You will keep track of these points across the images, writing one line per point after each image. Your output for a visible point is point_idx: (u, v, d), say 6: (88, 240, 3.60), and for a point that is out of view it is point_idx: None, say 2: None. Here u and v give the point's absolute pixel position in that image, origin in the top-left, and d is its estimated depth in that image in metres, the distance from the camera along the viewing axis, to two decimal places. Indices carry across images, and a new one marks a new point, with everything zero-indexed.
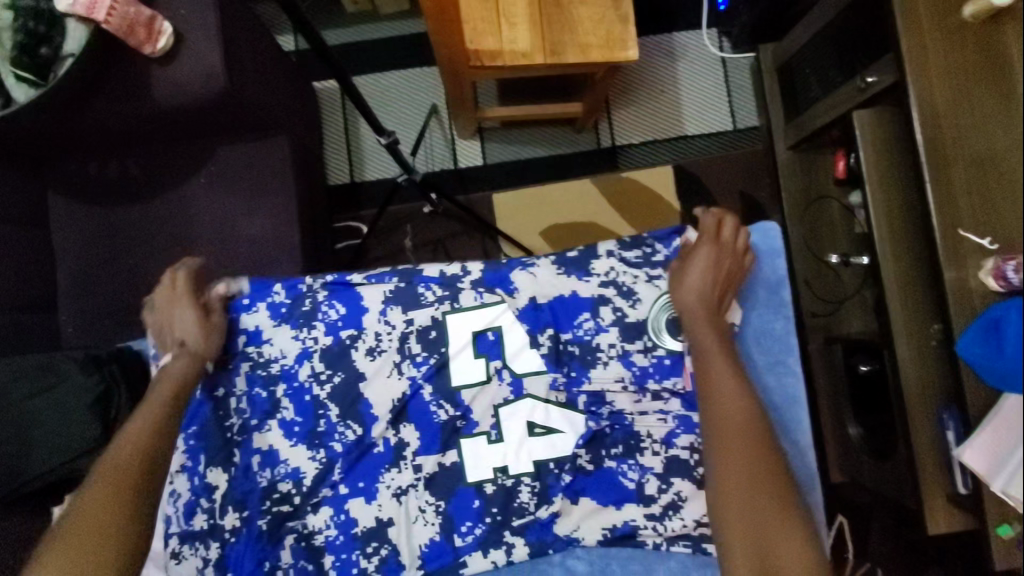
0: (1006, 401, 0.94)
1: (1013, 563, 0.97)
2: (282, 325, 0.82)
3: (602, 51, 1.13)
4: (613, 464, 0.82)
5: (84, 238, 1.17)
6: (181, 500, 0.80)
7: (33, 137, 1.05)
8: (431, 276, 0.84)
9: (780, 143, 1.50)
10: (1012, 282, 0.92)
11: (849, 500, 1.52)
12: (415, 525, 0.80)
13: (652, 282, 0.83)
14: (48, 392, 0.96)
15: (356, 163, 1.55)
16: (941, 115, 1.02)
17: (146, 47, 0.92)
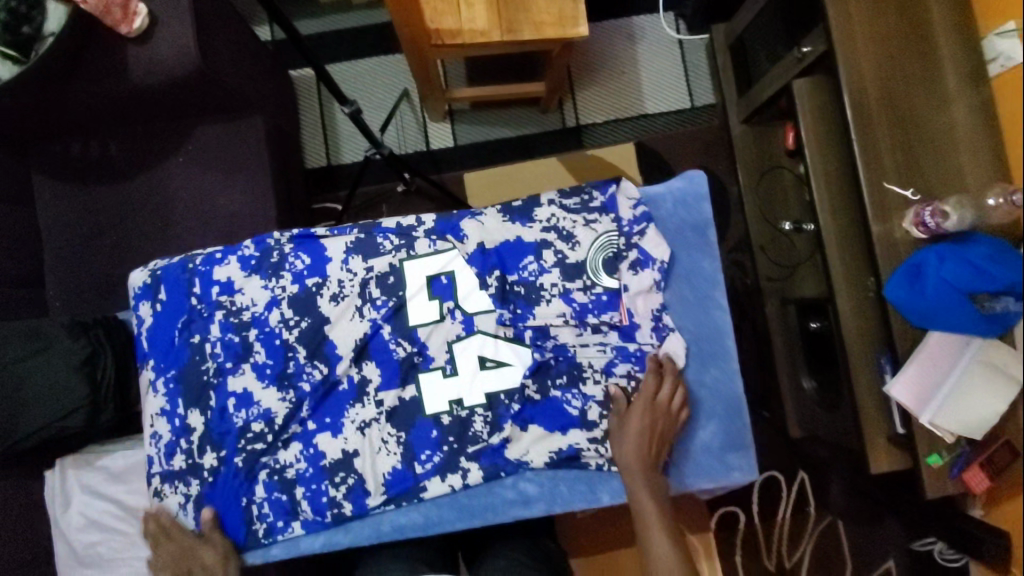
0: (930, 338, 1.03)
1: (944, 491, 1.03)
2: (253, 276, 0.84)
3: (556, 28, 1.20)
4: (558, 394, 0.83)
5: (68, 216, 1.23)
6: (162, 442, 0.82)
7: (19, 118, 1.11)
8: (390, 225, 0.86)
9: (734, 118, 1.58)
10: (930, 228, 1.02)
11: (809, 456, 1.59)
12: (379, 456, 0.82)
13: (590, 225, 0.84)
14: (37, 355, 1.02)
15: (333, 147, 1.59)
16: (867, 79, 1.10)
17: (122, 27, 0.98)
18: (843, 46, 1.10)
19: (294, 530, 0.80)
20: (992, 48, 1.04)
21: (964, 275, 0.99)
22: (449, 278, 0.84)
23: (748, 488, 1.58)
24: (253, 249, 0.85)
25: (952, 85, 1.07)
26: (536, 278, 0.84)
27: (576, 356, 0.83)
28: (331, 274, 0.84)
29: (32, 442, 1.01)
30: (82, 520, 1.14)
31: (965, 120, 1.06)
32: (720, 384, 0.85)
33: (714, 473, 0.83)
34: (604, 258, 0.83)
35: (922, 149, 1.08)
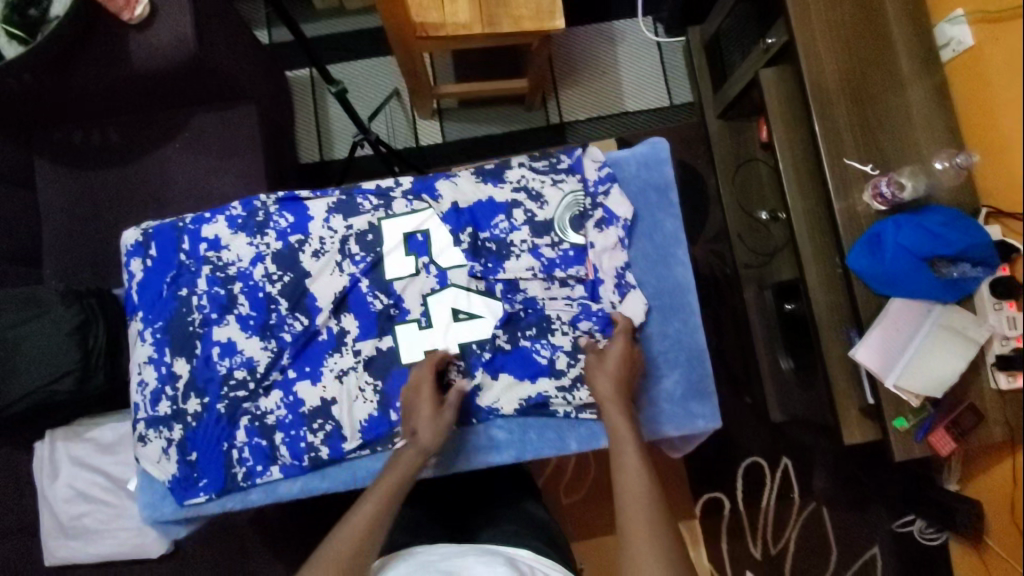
0: (892, 305, 1.07)
1: (911, 453, 1.07)
2: (238, 233, 0.90)
3: (534, 22, 1.27)
4: (527, 343, 0.88)
5: (67, 199, 1.28)
6: (149, 389, 0.88)
7: (25, 103, 1.18)
8: (370, 187, 0.92)
9: (711, 114, 1.65)
10: (887, 198, 1.08)
11: (791, 443, 1.59)
12: (356, 404, 0.86)
13: (558, 185, 0.91)
14: (32, 322, 1.06)
15: (325, 143, 1.63)
16: (824, 62, 1.15)
17: (124, 14, 1.06)
18: (801, 31, 1.16)
19: (273, 473, 0.85)
20: (944, 33, 1.13)
21: (920, 240, 1.05)
22: (425, 236, 0.89)
23: (732, 475, 1.58)
24: (240, 210, 0.91)
25: (905, 69, 1.14)
26: (507, 236, 0.90)
27: (546, 309, 0.88)
28: (313, 232, 0.89)
29: (22, 406, 1.04)
30: (69, 492, 1.14)
31: (919, 101, 1.13)
32: (682, 335, 0.91)
33: (677, 418, 0.88)
34: (570, 216, 0.90)
35: (881, 129, 1.14)
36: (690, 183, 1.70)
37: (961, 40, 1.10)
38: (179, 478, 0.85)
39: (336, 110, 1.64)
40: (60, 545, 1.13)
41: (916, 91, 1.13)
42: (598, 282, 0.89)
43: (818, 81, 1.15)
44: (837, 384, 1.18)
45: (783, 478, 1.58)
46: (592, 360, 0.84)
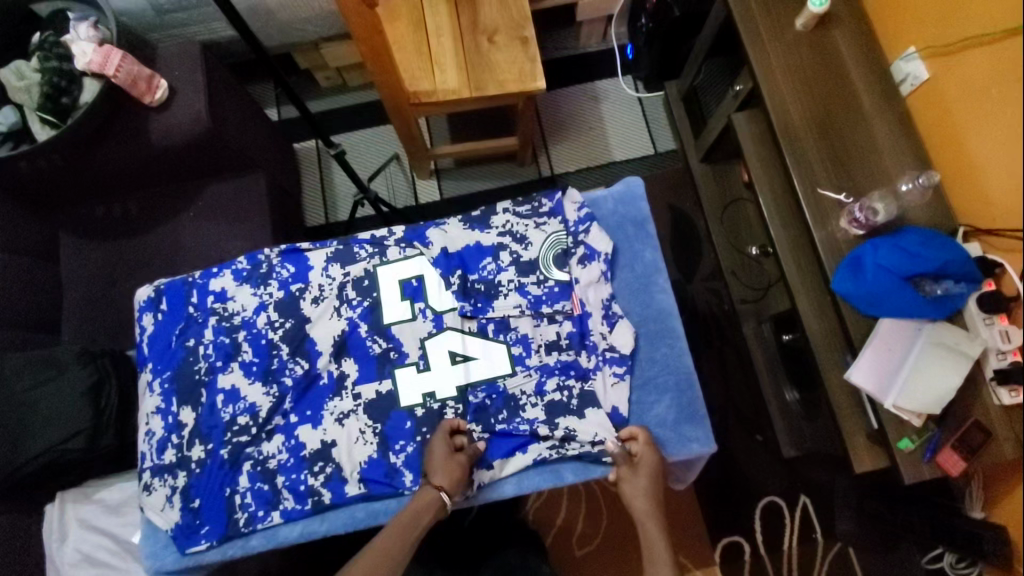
0: (881, 325, 1.09)
1: (920, 475, 1.06)
2: (244, 284, 0.95)
3: (516, 84, 1.38)
4: (503, 427, 0.86)
5: (87, 269, 1.37)
6: (155, 438, 0.92)
7: (54, 181, 1.29)
8: (365, 236, 0.97)
9: (694, 159, 1.72)
10: (864, 222, 1.11)
11: (809, 479, 1.56)
12: (356, 446, 0.89)
13: (541, 227, 0.94)
14: (47, 383, 1.10)
15: (330, 207, 1.74)
16: (789, 101, 1.23)
17: (146, 97, 1.17)
18: (763, 75, 1.24)
19: (273, 518, 0.87)
20: (900, 70, 1.20)
21: (899, 260, 1.08)
22: (418, 280, 0.93)
23: (750, 516, 1.54)
24: (244, 263, 0.97)
25: (867, 104, 1.21)
26: (494, 276, 0.92)
27: (507, 388, 0.88)
28: (313, 280, 0.95)
29: (33, 468, 1.06)
30: (76, 555, 1.14)
31: (884, 133, 1.19)
32: (669, 361, 0.92)
33: (668, 443, 0.89)
34: (555, 254, 0.93)
35: (850, 159, 1.19)
36: (679, 225, 1.75)
37: (917, 74, 1.17)
38: (182, 525, 0.87)
39: (339, 177, 1.76)
40: None
41: (879, 124, 1.20)
42: (586, 316, 0.91)
43: (786, 120, 1.21)
44: (841, 411, 1.18)
45: (802, 518, 1.53)
46: (623, 469, 0.83)
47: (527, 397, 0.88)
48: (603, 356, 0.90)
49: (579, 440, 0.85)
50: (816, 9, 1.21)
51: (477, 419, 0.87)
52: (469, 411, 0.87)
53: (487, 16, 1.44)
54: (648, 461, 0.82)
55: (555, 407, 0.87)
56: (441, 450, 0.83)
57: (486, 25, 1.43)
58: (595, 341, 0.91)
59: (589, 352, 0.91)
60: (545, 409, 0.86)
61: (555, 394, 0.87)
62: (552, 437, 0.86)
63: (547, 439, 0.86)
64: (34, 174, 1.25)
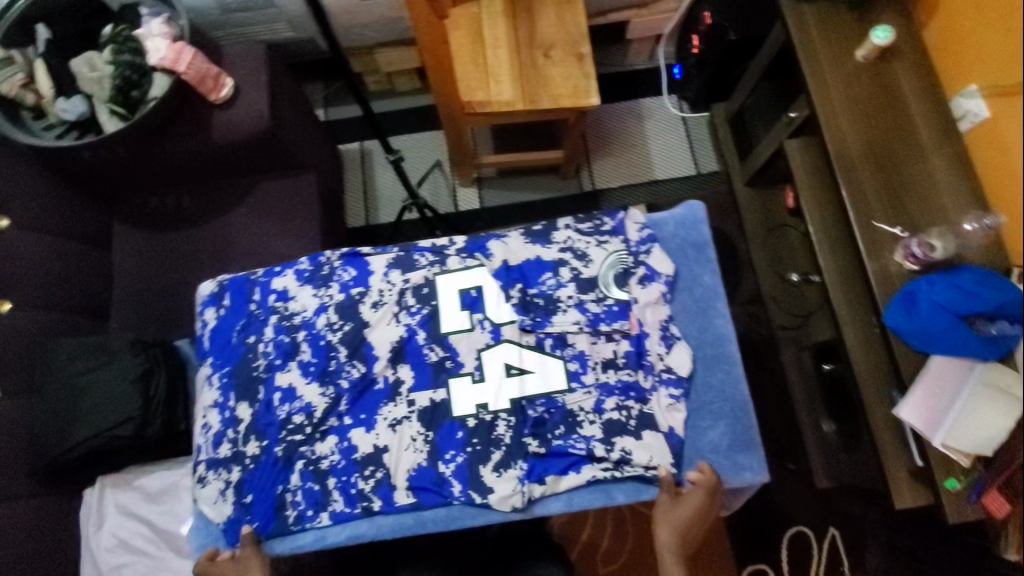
0: (933, 362, 1.08)
1: (965, 517, 1.04)
2: (305, 285, 0.97)
3: (570, 99, 1.39)
4: (560, 442, 0.86)
5: (138, 258, 1.39)
6: (213, 431, 0.93)
7: (114, 171, 1.32)
8: (426, 244, 0.98)
9: (738, 182, 1.72)
10: (920, 258, 1.10)
11: (840, 511, 1.53)
12: (406, 453, 0.89)
13: (602, 245, 0.95)
14: (99, 369, 1.12)
15: (371, 209, 1.76)
16: (846, 131, 1.23)
17: (212, 95, 1.20)
18: (821, 104, 1.24)
19: (322, 519, 0.87)
20: (959, 107, 1.19)
21: (955, 297, 1.06)
22: (477, 291, 0.94)
23: (776, 545, 1.52)
24: (307, 264, 0.99)
25: (927, 139, 1.21)
26: (553, 291, 0.93)
27: (565, 404, 0.88)
28: (373, 284, 0.96)
29: (79, 452, 1.08)
30: (111, 541, 1.16)
31: (944, 168, 1.18)
32: (726, 387, 0.92)
33: (719, 468, 0.89)
34: (615, 273, 0.93)
35: (906, 192, 1.19)
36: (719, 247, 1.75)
37: (976, 112, 1.15)
38: (234, 519, 0.89)
39: (382, 180, 1.78)
40: None
41: (939, 159, 1.19)
42: (643, 336, 0.91)
43: (842, 150, 1.22)
44: (884, 446, 1.17)
45: (831, 551, 1.51)
46: (666, 496, 0.85)
47: (584, 414, 0.88)
48: (660, 377, 0.90)
49: (636, 464, 0.85)
50: (878, 42, 1.21)
51: (532, 432, 0.87)
52: (526, 425, 0.87)
53: (544, 31, 1.45)
54: (693, 504, 0.83)
55: (613, 426, 0.86)
56: (229, 562, 0.86)
57: (542, 40, 1.44)
58: (652, 361, 0.90)
59: (646, 372, 0.90)
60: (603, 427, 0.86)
61: (613, 413, 0.87)
62: (608, 459, 0.86)
63: (603, 461, 0.86)
64: (96, 163, 1.28)
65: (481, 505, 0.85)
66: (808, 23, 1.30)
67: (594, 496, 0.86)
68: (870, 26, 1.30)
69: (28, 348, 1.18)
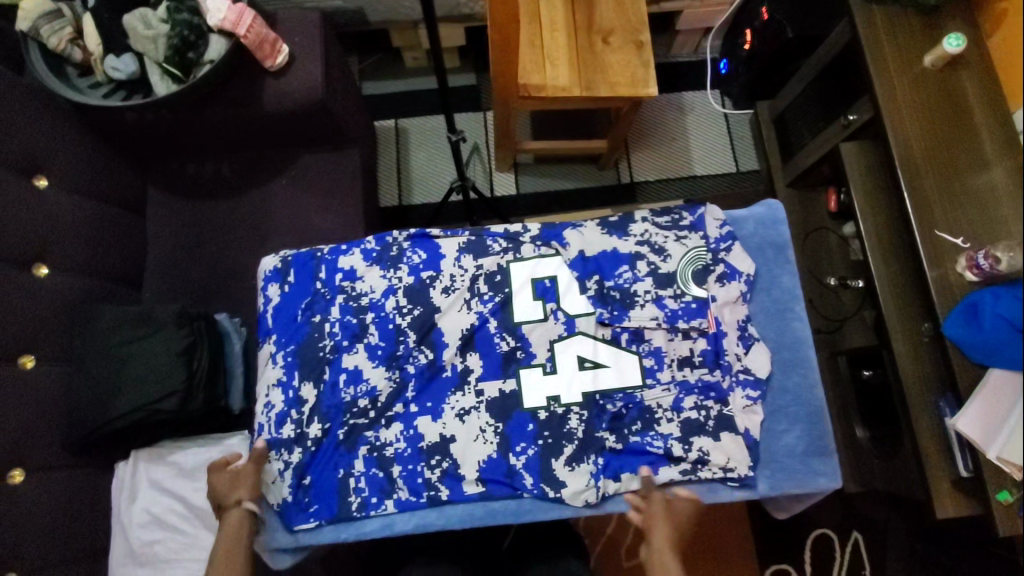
0: (992, 375, 1.07)
1: (1015, 529, 1.05)
2: (374, 266, 0.94)
3: (629, 88, 1.36)
4: (636, 439, 0.86)
5: (173, 227, 1.34)
6: (274, 410, 0.91)
7: (155, 134, 1.26)
8: (499, 230, 0.96)
9: (779, 182, 1.71)
10: (984, 269, 1.10)
11: (863, 515, 1.55)
12: (475, 444, 0.87)
13: (681, 241, 0.93)
14: (142, 340, 1.08)
15: (405, 189, 1.72)
16: (911, 138, 1.21)
17: (268, 61, 1.15)
18: (886, 108, 1.23)
19: (387, 506, 0.86)
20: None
21: (1022, 312, 1.03)
22: (551, 281, 0.92)
23: (799, 546, 1.53)
24: (375, 243, 0.96)
25: (990, 150, 1.17)
26: (630, 286, 0.91)
27: (644, 400, 0.87)
28: (444, 269, 0.93)
29: (121, 424, 1.05)
30: (144, 516, 1.12)
31: (1005, 181, 1.15)
32: (801, 391, 0.91)
33: (799, 475, 0.88)
34: (694, 270, 0.92)
35: (968, 203, 1.17)
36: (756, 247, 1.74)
37: None
38: (293, 501, 0.87)
39: (418, 159, 1.74)
40: (127, 572, 1.09)
41: (1001, 171, 1.16)
42: (722, 335, 0.90)
43: (907, 157, 1.20)
44: (928, 455, 1.18)
45: (853, 555, 1.52)
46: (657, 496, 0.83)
47: (662, 413, 0.87)
48: (737, 377, 0.89)
49: (712, 465, 0.85)
50: (950, 50, 1.19)
51: (606, 427, 0.86)
52: (605, 421, 0.87)
53: (603, 16, 1.41)
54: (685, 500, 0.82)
55: (691, 426, 0.86)
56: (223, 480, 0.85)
57: (601, 25, 1.40)
58: (730, 361, 0.89)
59: (723, 372, 0.89)
60: (682, 427, 0.85)
61: (692, 412, 0.87)
62: (686, 459, 0.85)
63: (680, 460, 0.85)
64: (138, 125, 1.22)
65: (553, 499, 0.84)
66: (876, 25, 1.29)
67: (667, 495, 0.85)
68: (938, 32, 1.28)
69: (64, 314, 1.13)
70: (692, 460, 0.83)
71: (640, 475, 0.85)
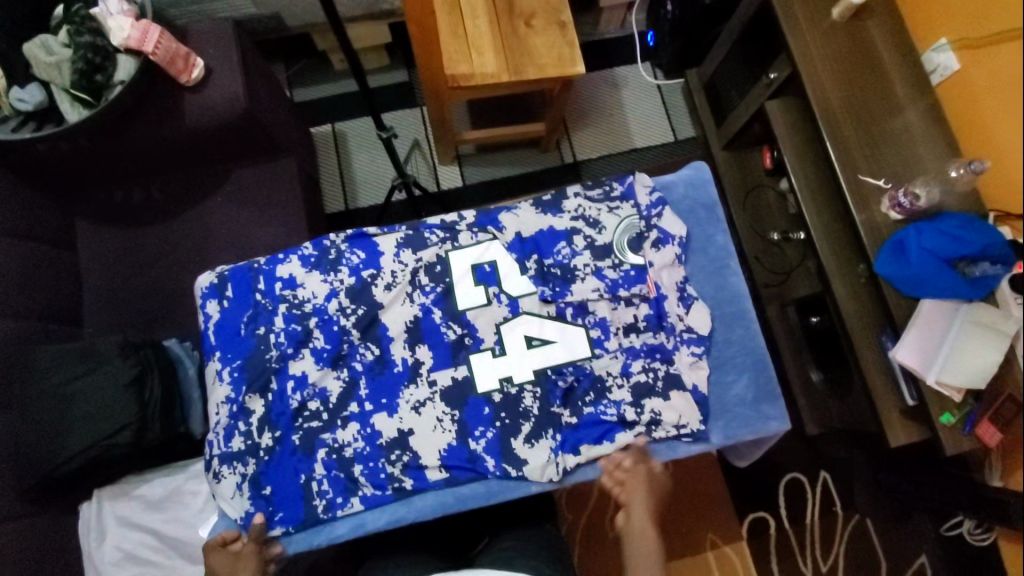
0: (924, 306, 1.13)
1: (960, 447, 1.11)
2: (313, 271, 0.93)
3: (556, 68, 1.37)
4: (591, 409, 0.88)
5: (108, 257, 1.30)
6: (222, 426, 0.89)
7: (75, 164, 1.22)
8: (435, 221, 0.96)
9: (716, 146, 1.76)
10: (905, 207, 1.16)
11: (829, 455, 1.62)
12: (434, 434, 0.87)
13: (614, 211, 0.95)
14: (87, 376, 1.05)
15: (350, 193, 1.70)
16: (829, 88, 1.26)
17: (183, 76, 1.12)
18: (803, 62, 1.27)
19: (353, 504, 0.85)
20: (930, 61, 1.23)
21: (944, 243, 1.11)
22: (491, 266, 0.93)
23: (773, 493, 1.59)
24: (312, 249, 0.95)
25: (901, 92, 1.24)
26: (570, 261, 0.93)
27: (594, 370, 0.89)
28: (385, 266, 0.93)
29: (75, 465, 1.01)
30: (116, 554, 1.10)
31: (918, 121, 1.22)
32: (745, 342, 0.96)
33: (755, 422, 0.91)
34: (629, 238, 0.94)
35: (886, 145, 1.23)
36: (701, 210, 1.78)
37: (947, 66, 1.20)
38: (254, 512, 0.85)
39: (359, 161, 1.72)
40: None
41: (913, 113, 1.23)
42: (661, 297, 0.92)
43: (825, 108, 1.25)
44: (876, 388, 1.23)
45: (823, 493, 1.59)
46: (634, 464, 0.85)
47: (614, 380, 0.90)
48: (681, 337, 0.92)
49: (665, 423, 0.87)
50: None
51: (561, 401, 0.88)
52: (558, 396, 0.88)
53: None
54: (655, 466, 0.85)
55: (642, 388, 0.89)
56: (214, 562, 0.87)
57: (522, 9, 1.41)
58: (672, 322, 0.92)
59: (667, 333, 0.92)
60: (633, 391, 0.88)
61: (641, 375, 0.89)
62: (640, 422, 0.87)
63: (635, 424, 0.87)
64: (55, 156, 1.17)
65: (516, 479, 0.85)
66: None
67: (629, 459, 0.88)
68: None
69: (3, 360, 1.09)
70: (646, 422, 0.86)
71: (599, 444, 0.87)
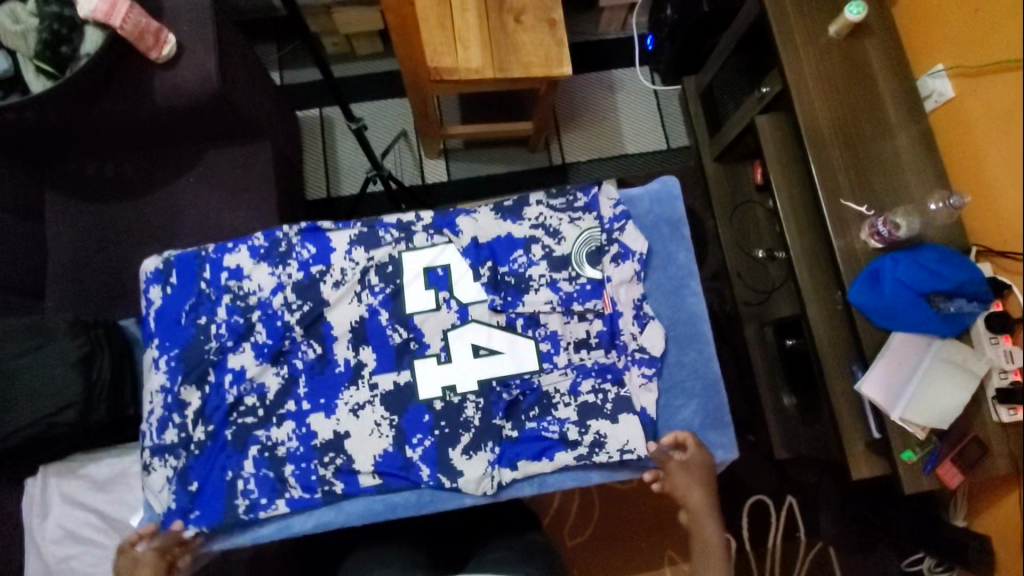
0: (894, 339, 1.11)
1: (919, 486, 1.09)
2: (261, 263, 0.92)
3: (542, 68, 1.34)
4: (534, 424, 0.87)
5: (74, 231, 1.28)
6: (155, 416, 0.88)
7: (42, 134, 1.19)
8: (391, 219, 0.95)
9: (708, 158, 1.72)
10: (884, 236, 1.12)
11: (797, 480, 1.59)
12: (370, 438, 0.86)
13: (575, 223, 0.93)
14: (35, 352, 1.03)
15: (331, 180, 1.68)
16: (817, 107, 1.22)
17: (152, 52, 1.10)
18: (793, 79, 1.23)
19: (278, 507, 0.84)
20: (927, 86, 1.20)
21: (919, 277, 1.09)
22: (444, 270, 0.92)
23: (737, 514, 1.56)
24: (262, 240, 0.93)
25: (893, 117, 1.21)
26: (525, 270, 0.92)
27: (542, 385, 0.88)
28: (334, 262, 0.91)
29: (17, 441, 1.00)
30: (58, 531, 1.09)
31: (907, 148, 1.19)
32: (697, 365, 0.94)
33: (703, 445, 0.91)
34: (588, 251, 0.93)
35: (873, 170, 1.19)
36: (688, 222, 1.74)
37: (943, 92, 1.17)
38: (177, 507, 0.85)
39: (343, 149, 1.70)
40: None
41: (904, 138, 1.19)
42: (616, 314, 0.91)
43: (812, 127, 1.21)
44: (843, 418, 1.20)
45: (788, 518, 1.57)
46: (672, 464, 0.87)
47: (560, 395, 0.88)
48: (633, 356, 0.92)
49: (609, 448, 0.85)
50: (852, 18, 1.20)
51: (502, 414, 0.86)
52: (500, 409, 0.87)
53: None
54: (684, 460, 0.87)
55: (589, 409, 0.87)
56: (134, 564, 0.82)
57: (513, 4, 1.38)
58: (625, 341, 0.92)
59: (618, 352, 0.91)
60: (579, 411, 0.86)
61: (589, 396, 0.88)
62: (582, 443, 0.86)
63: (576, 444, 0.85)
64: (21, 125, 1.15)
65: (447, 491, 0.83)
66: None
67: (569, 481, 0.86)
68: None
69: None
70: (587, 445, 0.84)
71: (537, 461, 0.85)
